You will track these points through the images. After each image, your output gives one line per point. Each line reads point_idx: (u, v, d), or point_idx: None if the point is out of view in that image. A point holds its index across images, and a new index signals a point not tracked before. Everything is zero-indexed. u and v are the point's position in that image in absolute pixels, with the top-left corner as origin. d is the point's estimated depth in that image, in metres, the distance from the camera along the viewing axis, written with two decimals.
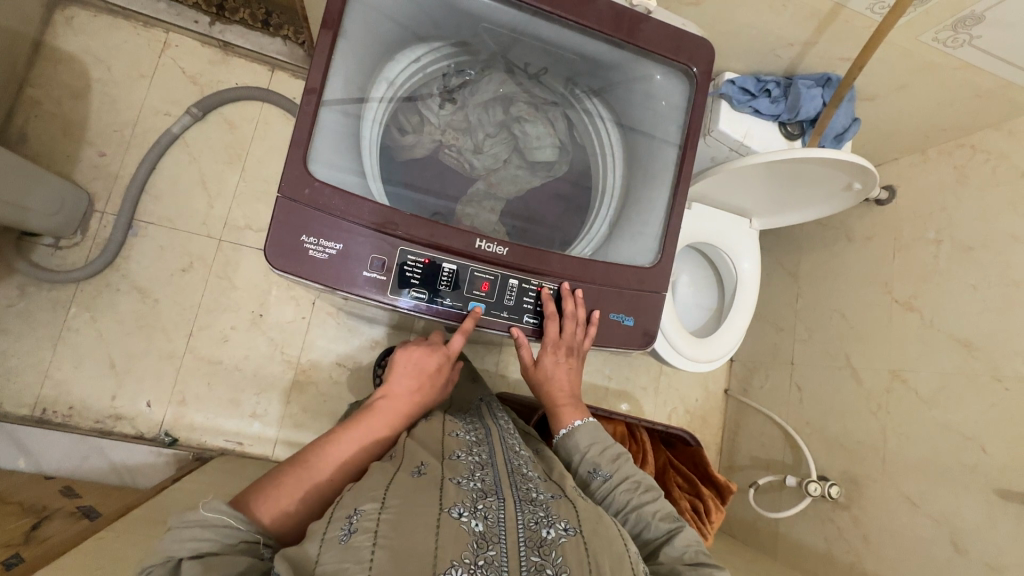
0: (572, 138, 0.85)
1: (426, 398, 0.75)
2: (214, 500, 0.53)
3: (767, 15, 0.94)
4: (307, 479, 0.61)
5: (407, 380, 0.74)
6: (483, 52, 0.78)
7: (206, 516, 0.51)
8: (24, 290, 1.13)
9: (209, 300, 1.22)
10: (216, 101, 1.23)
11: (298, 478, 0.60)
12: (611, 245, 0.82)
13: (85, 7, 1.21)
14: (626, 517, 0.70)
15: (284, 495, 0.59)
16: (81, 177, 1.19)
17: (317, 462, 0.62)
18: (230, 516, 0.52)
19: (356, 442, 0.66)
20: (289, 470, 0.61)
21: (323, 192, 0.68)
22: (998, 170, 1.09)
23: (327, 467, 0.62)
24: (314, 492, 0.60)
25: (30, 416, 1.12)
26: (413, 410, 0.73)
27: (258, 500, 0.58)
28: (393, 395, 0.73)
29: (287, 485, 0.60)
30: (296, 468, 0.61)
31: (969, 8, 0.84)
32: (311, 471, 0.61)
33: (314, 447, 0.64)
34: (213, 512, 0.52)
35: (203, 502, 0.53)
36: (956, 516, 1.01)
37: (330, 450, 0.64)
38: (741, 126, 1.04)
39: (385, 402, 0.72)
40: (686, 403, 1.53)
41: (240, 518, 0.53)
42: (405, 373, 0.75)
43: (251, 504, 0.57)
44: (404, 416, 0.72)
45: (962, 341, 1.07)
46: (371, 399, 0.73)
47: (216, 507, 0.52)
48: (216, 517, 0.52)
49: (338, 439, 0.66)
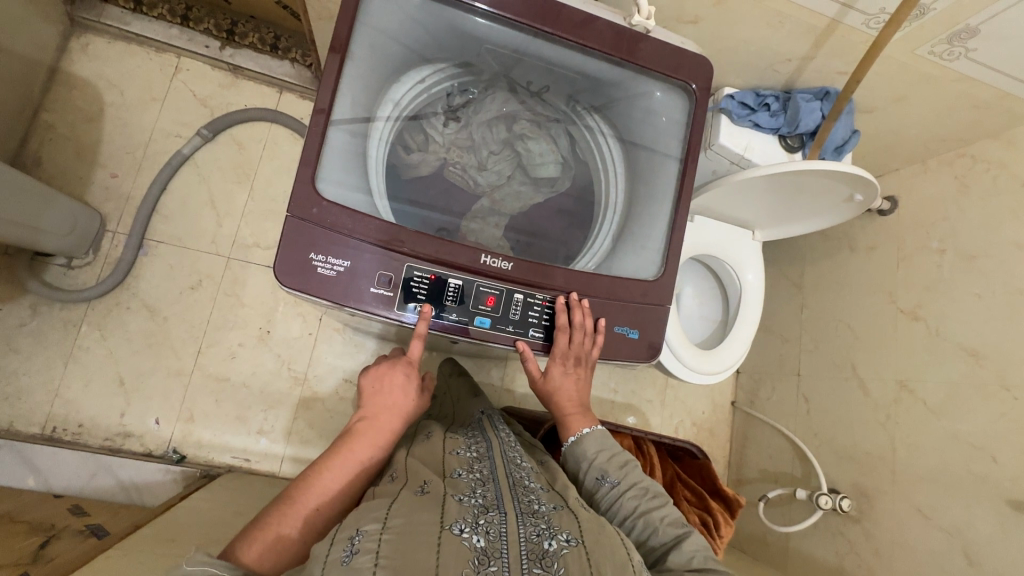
0: (575, 154, 0.86)
1: (408, 413, 0.75)
2: (196, 552, 0.51)
3: (766, 31, 0.95)
4: (293, 517, 0.61)
5: (384, 398, 0.74)
6: (486, 72, 0.80)
7: (190, 570, 0.50)
8: (36, 309, 1.15)
9: (217, 317, 1.23)
10: (225, 122, 1.26)
11: (285, 516, 0.61)
12: (615, 258, 0.83)
13: (100, 34, 1.25)
14: (632, 524, 0.70)
15: (271, 535, 0.59)
16: (93, 199, 1.21)
17: (304, 497, 0.63)
18: (217, 565, 0.51)
19: (342, 470, 0.66)
20: (273, 510, 0.61)
21: (330, 211, 0.69)
22: (998, 179, 1.10)
23: (314, 502, 0.63)
24: (303, 528, 0.61)
25: (40, 434, 1.12)
26: (394, 428, 0.72)
27: (246, 544, 0.58)
28: (372, 414, 0.72)
29: (274, 524, 0.60)
30: (282, 506, 0.61)
31: (963, 22, 0.86)
32: (298, 508, 0.61)
33: (299, 481, 0.64)
34: (197, 565, 0.50)
35: (186, 557, 0.50)
36: (969, 528, 1.00)
37: (317, 483, 0.64)
38: (741, 140, 1.05)
39: (366, 423, 0.71)
40: (693, 416, 1.53)
41: (226, 568, 0.52)
42: (382, 390, 0.74)
43: (238, 549, 0.57)
44: (387, 435, 0.71)
45: (969, 350, 1.07)
46: (351, 421, 0.72)
47: (199, 559, 0.50)
48: (200, 569, 0.50)
49: (323, 470, 0.65)
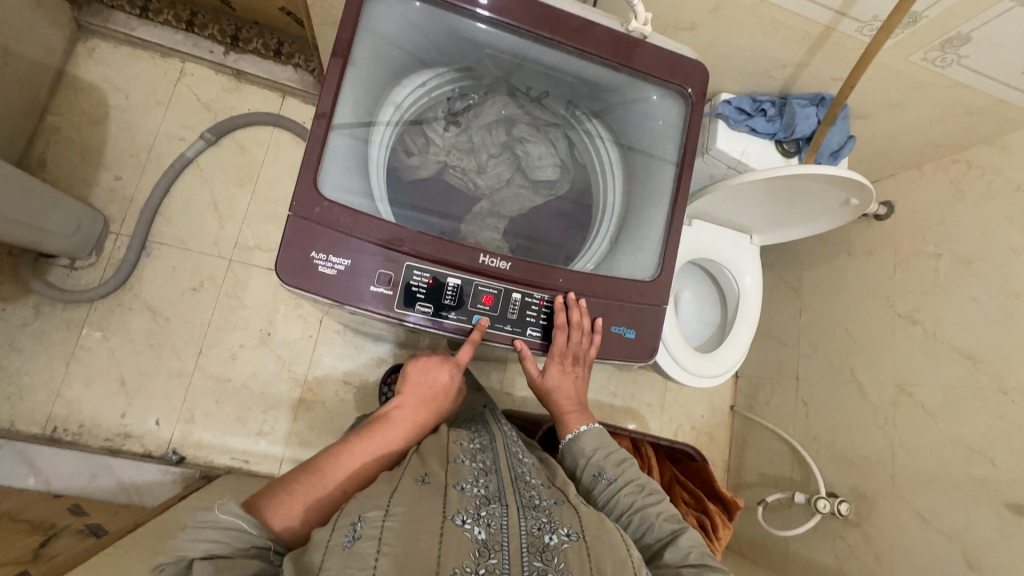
0: (573, 158, 0.88)
1: (436, 409, 0.77)
2: (230, 502, 0.53)
3: (761, 38, 0.97)
4: (320, 484, 0.61)
5: (417, 394, 0.76)
6: (486, 77, 0.82)
7: (221, 518, 0.52)
8: (39, 310, 1.16)
9: (218, 319, 1.24)
10: (228, 126, 1.27)
11: (313, 483, 0.61)
12: (612, 259, 0.84)
13: (106, 39, 1.27)
14: (627, 520, 0.70)
15: (297, 500, 0.59)
16: (97, 201, 1.23)
17: (331, 468, 0.63)
18: (245, 519, 0.53)
19: (369, 450, 0.67)
20: (302, 476, 0.62)
21: (331, 211, 0.70)
22: (993, 184, 1.11)
23: (340, 476, 0.63)
24: (326, 499, 0.61)
25: (41, 434, 1.13)
26: (421, 423, 0.74)
27: (272, 504, 0.58)
28: (404, 406, 0.75)
29: (301, 489, 0.60)
30: (310, 473, 0.62)
31: (954, 29, 0.88)
32: (325, 479, 0.62)
33: (328, 453, 0.65)
34: (227, 514, 0.52)
35: (218, 502, 0.53)
36: (968, 532, 1.00)
37: (346, 457, 0.65)
38: (738, 144, 1.06)
39: (396, 413, 0.73)
40: (692, 420, 1.53)
41: (253, 523, 0.53)
42: (416, 386, 0.77)
43: (265, 507, 0.57)
44: (414, 426, 0.73)
45: (965, 353, 1.08)
46: (383, 410, 0.75)
47: (231, 509, 0.53)
48: (229, 520, 0.52)
49: (352, 447, 0.67)
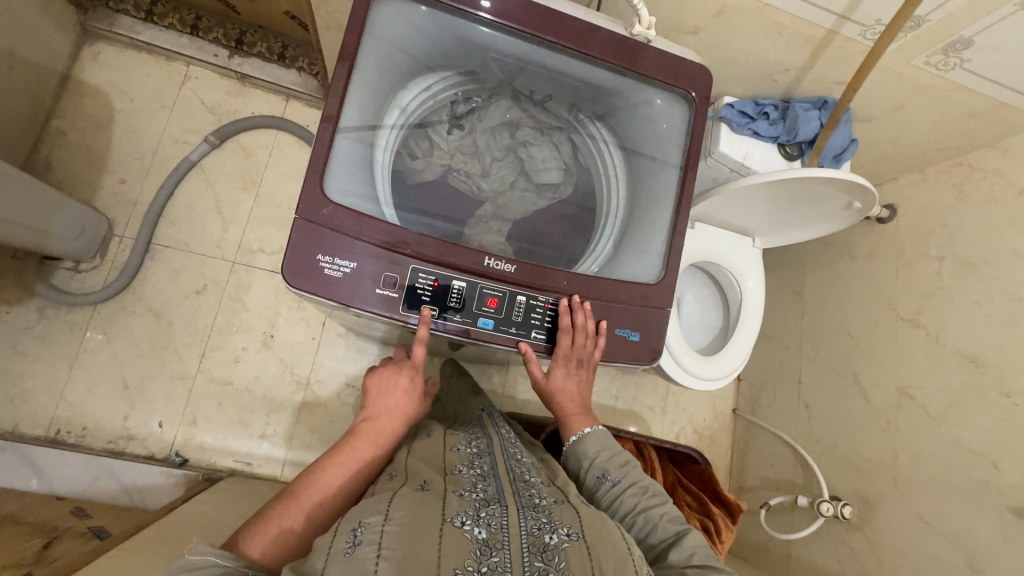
0: (577, 161, 0.88)
1: (410, 414, 0.76)
2: (198, 544, 0.52)
3: (764, 42, 0.97)
4: (297, 510, 0.62)
5: (389, 401, 0.75)
6: (490, 80, 0.82)
7: (194, 560, 0.51)
8: (43, 312, 1.16)
9: (221, 322, 1.24)
10: (232, 129, 1.28)
11: (289, 509, 0.61)
12: (616, 262, 0.84)
13: (111, 43, 1.27)
14: (632, 521, 0.70)
15: (273, 530, 0.60)
16: (101, 204, 1.23)
17: (308, 492, 0.63)
18: (219, 556, 0.52)
19: (342, 467, 0.67)
20: (276, 505, 0.62)
21: (337, 214, 0.70)
22: (995, 187, 1.11)
23: (317, 497, 0.63)
24: (306, 523, 0.61)
25: (43, 436, 1.13)
26: (394, 429, 0.73)
27: (249, 538, 0.58)
28: (374, 414, 0.74)
29: (278, 516, 0.61)
30: (286, 500, 0.62)
31: (956, 33, 0.88)
32: (301, 504, 0.62)
33: (303, 476, 0.65)
34: (199, 555, 0.51)
35: (189, 547, 0.52)
36: (971, 535, 1.00)
37: (320, 478, 0.65)
38: (741, 147, 1.06)
39: (368, 424, 0.72)
40: (694, 423, 1.53)
41: (228, 559, 0.52)
42: (382, 392, 0.75)
43: (243, 543, 0.58)
44: (388, 433, 0.72)
45: (968, 356, 1.08)
46: (354, 421, 0.74)
47: (200, 550, 0.51)
48: (202, 559, 0.51)
49: (324, 467, 0.66)
